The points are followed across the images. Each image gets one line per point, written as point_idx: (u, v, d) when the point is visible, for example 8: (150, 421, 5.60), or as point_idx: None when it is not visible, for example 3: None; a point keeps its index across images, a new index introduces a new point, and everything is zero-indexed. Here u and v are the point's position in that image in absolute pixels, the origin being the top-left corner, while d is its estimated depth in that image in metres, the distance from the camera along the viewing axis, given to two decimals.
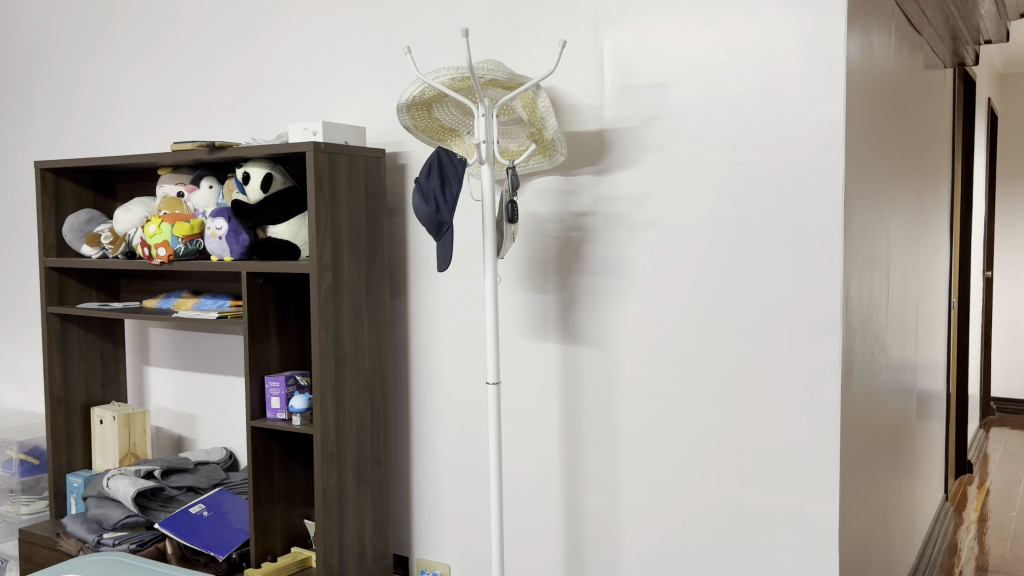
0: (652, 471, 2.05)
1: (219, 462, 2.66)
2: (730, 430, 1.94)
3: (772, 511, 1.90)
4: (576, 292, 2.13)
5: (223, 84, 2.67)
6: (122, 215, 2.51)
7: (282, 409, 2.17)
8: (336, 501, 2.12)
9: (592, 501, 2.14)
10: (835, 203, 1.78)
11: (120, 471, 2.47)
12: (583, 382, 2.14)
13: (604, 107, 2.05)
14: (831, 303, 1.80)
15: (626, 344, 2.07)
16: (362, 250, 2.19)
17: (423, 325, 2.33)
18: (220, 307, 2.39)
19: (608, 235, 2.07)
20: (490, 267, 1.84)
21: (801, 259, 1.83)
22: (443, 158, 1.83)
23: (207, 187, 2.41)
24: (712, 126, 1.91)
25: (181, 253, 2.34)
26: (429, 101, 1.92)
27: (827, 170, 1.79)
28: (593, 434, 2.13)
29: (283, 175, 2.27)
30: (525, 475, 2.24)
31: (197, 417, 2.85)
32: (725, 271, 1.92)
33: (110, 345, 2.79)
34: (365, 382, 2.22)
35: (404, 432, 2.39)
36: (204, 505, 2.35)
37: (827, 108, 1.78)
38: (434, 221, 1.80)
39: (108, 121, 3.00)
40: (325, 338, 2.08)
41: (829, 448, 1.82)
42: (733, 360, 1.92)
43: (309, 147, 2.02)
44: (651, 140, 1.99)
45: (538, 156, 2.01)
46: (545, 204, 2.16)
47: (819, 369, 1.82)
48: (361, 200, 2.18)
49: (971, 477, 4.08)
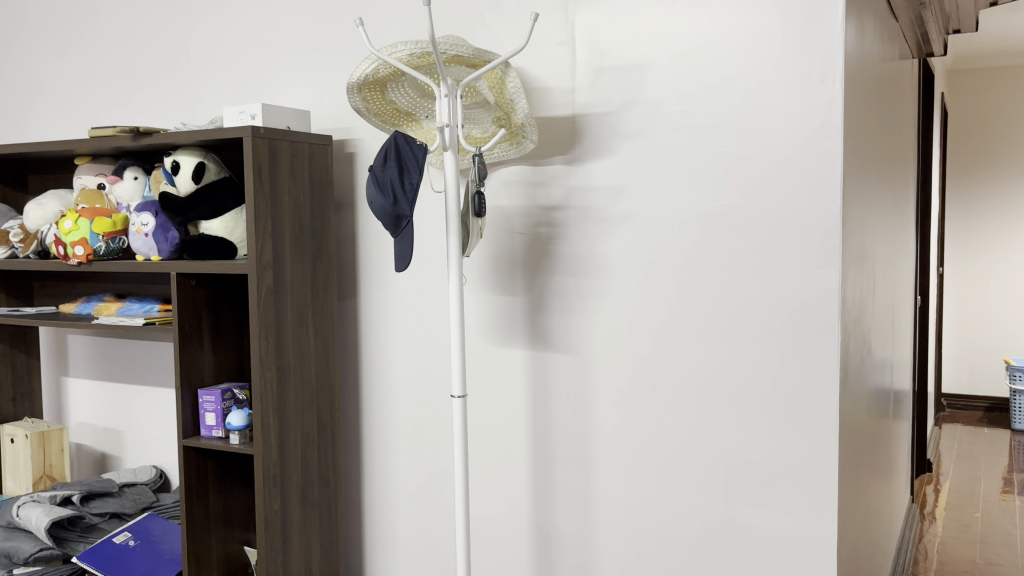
0: (630, 488, 1.88)
1: (149, 483, 2.39)
2: (716, 445, 1.78)
3: (762, 531, 1.74)
4: (545, 292, 1.95)
5: (149, 66, 2.41)
6: (34, 209, 2.23)
7: (218, 426, 1.95)
8: (280, 530, 1.90)
9: (563, 523, 1.96)
10: (832, 195, 1.63)
11: (32, 498, 2.14)
12: (553, 392, 1.96)
13: (576, 90, 1.87)
14: (827, 305, 1.65)
15: (601, 350, 1.89)
16: (306, 247, 1.98)
17: (375, 329, 2.12)
18: (147, 313, 2.15)
19: (580, 232, 1.89)
20: (455, 266, 1.66)
21: (795, 256, 1.68)
22: (400, 142, 1.62)
23: (132, 179, 2.15)
24: (696, 112, 1.74)
25: (101, 252, 2.07)
26: (383, 80, 1.73)
27: (824, 160, 1.64)
28: (564, 449, 1.95)
29: (216, 164, 2.04)
30: (490, 494, 2.05)
31: (122, 432, 2.59)
32: (710, 269, 1.76)
33: (23, 354, 2.51)
34: (311, 395, 2.00)
35: (354, 447, 2.18)
36: (131, 533, 2.10)
37: (822, 92, 1.63)
38: (392, 215, 1.59)
39: (21, 107, 2.71)
40: (267, 346, 1.85)
41: (825, 462, 1.67)
42: (719, 367, 1.76)
43: (246, 132, 1.79)
44: (627, 128, 1.82)
45: (505, 144, 1.83)
46: (511, 196, 1.97)
47: (813, 376, 1.68)
48: (305, 191, 1.97)
49: (929, 477, 4.04)
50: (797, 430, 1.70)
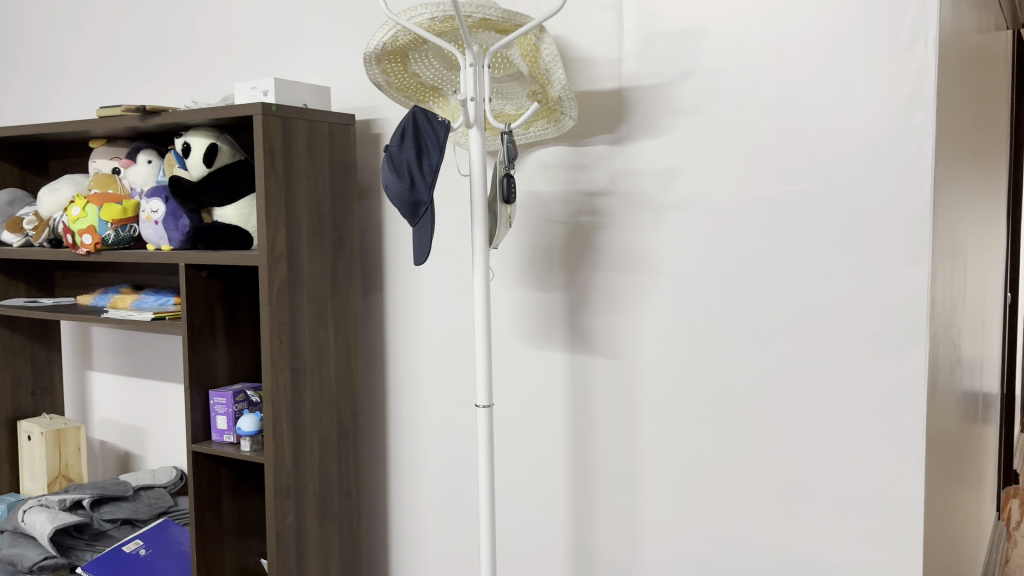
0: (681, 510, 1.66)
1: (167, 485, 2.23)
2: (780, 466, 1.55)
3: (833, 565, 1.52)
4: (587, 288, 1.74)
5: (169, 42, 2.26)
6: (48, 194, 2.10)
7: (229, 431, 1.79)
8: (295, 546, 1.73)
9: (606, 545, 1.76)
10: (922, 179, 1.39)
11: (40, 501, 2.02)
12: (595, 399, 1.75)
13: (623, 60, 1.65)
14: (915, 306, 1.41)
15: (648, 354, 1.68)
16: (326, 237, 1.81)
17: (402, 327, 1.94)
18: (161, 306, 2.00)
19: (626, 220, 1.68)
20: (481, 260, 1.46)
21: (877, 251, 1.44)
22: (419, 118, 1.42)
23: (145, 162, 2.00)
24: (763, 83, 1.51)
25: (109, 241, 1.93)
26: (404, 49, 1.54)
27: (913, 138, 1.39)
28: (607, 463, 1.74)
29: (231, 146, 1.89)
30: (525, 510, 1.86)
31: (145, 430, 2.47)
32: (776, 263, 1.53)
33: (43, 346, 2.40)
34: (330, 398, 1.83)
35: (378, 454, 2.00)
36: (141, 542, 1.96)
37: (912, 58, 1.38)
38: (409, 201, 1.40)
39: (44, 87, 2.59)
40: (280, 346, 1.68)
41: (909, 489, 1.44)
42: (786, 375, 1.54)
43: (256, 110, 1.62)
44: (681, 102, 1.60)
45: (542, 121, 1.64)
46: (550, 181, 1.77)
47: (897, 389, 1.44)
48: (325, 176, 1.79)
49: (1015, 490, 3.71)
50: (876, 450, 1.46)
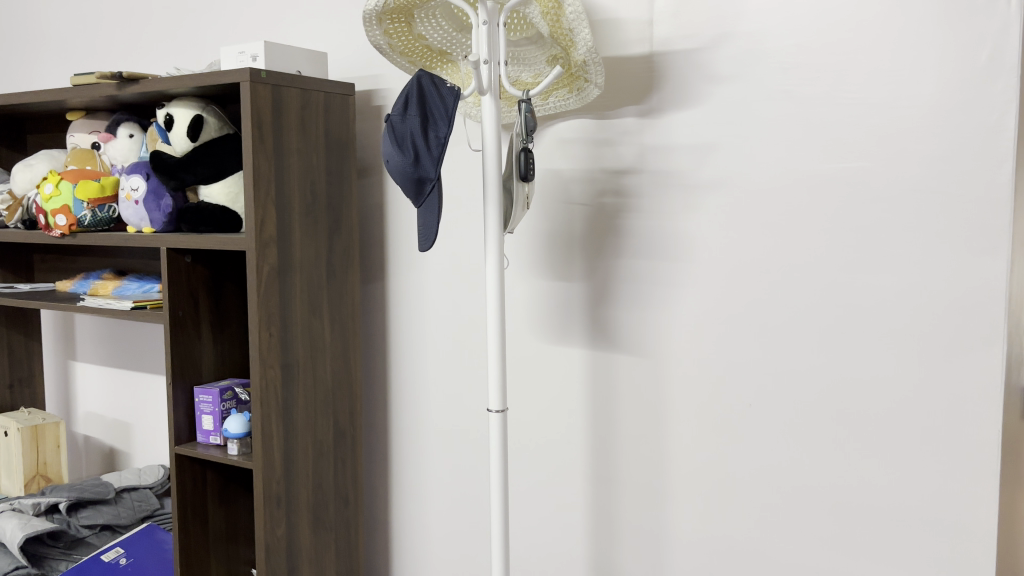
0: (714, 524, 1.50)
1: (153, 487, 2.04)
2: (829, 480, 1.38)
3: None
4: (609, 276, 1.57)
5: (154, 5, 2.07)
6: (21, 171, 1.92)
7: (216, 432, 1.63)
8: (286, 560, 1.57)
9: (629, 560, 1.60)
10: (1002, 154, 1.21)
11: (13, 506, 1.87)
12: (618, 400, 1.58)
13: (655, 20, 1.46)
14: (991, 302, 1.24)
15: (679, 351, 1.50)
16: (321, 219, 1.63)
17: (406, 317, 1.78)
18: (144, 293, 1.83)
19: (655, 201, 1.50)
20: (494, 245, 1.29)
21: (944, 238, 1.26)
22: (426, 84, 1.24)
23: (126, 136, 1.82)
24: (816, 45, 1.33)
25: (86, 223, 1.78)
26: (408, 7, 1.36)
27: (993, 108, 1.21)
28: (631, 470, 1.58)
29: (218, 118, 1.71)
30: (541, 519, 1.69)
31: (131, 425, 2.31)
32: (827, 251, 1.35)
33: (21, 334, 2.24)
34: (325, 396, 1.66)
35: (379, 456, 1.84)
36: (122, 550, 1.79)
37: (993, 15, 1.20)
38: (412, 178, 1.22)
39: (24, 55, 2.40)
40: (269, 340, 1.51)
41: (978, 508, 1.27)
42: (836, 376, 1.36)
43: (244, 76, 1.44)
44: (720, 68, 1.41)
45: (563, 90, 1.46)
46: (570, 157, 1.59)
47: (966, 395, 1.27)
48: (320, 152, 1.62)
49: None
50: (941, 465, 1.29)
